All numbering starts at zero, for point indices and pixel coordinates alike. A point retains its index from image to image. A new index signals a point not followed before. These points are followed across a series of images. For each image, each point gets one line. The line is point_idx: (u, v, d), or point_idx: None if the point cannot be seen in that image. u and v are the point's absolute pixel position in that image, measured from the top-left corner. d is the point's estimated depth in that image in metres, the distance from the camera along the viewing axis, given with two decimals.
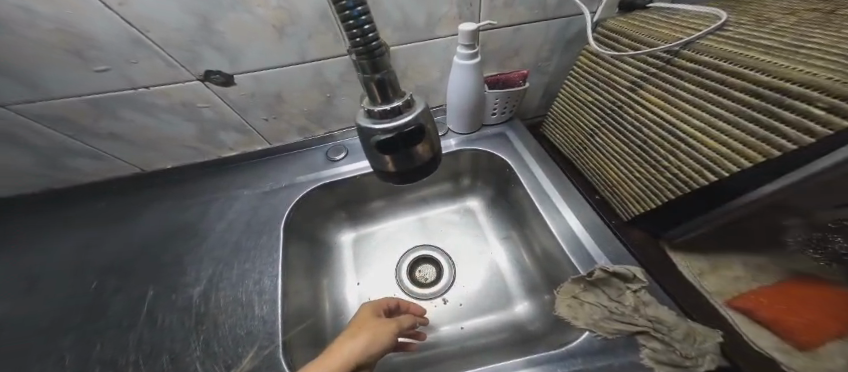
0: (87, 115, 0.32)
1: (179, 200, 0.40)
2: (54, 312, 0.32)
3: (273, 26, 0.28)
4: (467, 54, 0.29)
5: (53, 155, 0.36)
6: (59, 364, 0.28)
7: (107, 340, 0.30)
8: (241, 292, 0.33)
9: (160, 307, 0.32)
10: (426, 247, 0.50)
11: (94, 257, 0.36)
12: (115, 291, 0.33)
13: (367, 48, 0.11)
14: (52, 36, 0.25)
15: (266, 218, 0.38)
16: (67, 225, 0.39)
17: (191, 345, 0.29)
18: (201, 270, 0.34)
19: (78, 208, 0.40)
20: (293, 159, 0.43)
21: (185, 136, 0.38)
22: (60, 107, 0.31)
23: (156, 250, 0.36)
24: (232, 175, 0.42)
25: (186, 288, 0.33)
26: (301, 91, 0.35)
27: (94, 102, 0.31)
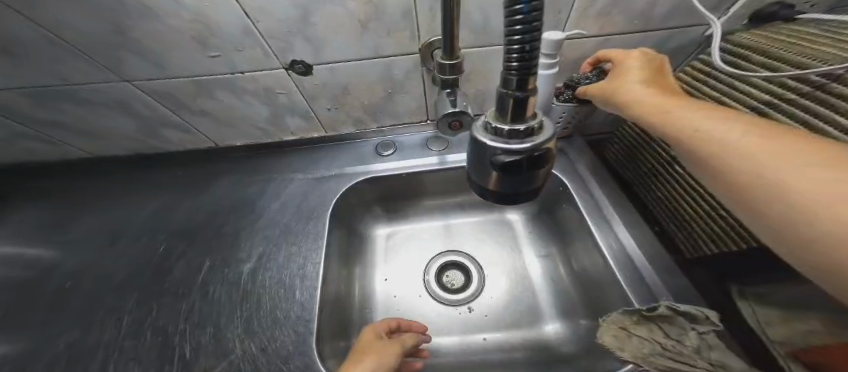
0: (190, 92, 0.34)
1: (237, 176, 0.42)
2: (117, 269, 0.34)
3: (360, 20, 0.28)
4: (548, 63, 0.28)
5: (153, 124, 0.39)
6: (122, 318, 0.30)
7: (162, 304, 0.31)
8: (285, 275, 0.34)
9: (212, 279, 0.33)
10: (457, 252, 0.50)
11: (155, 221, 0.38)
12: (173, 257, 0.35)
13: (523, 64, 0.11)
14: (191, 27, 0.27)
15: (315, 204, 0.39)
16: (135, 188, 0.41)
17: (234, 321, 0.30)
18: (252, 248, 0.35)
19: (148, 174, 0.43)
20: (344, 149, 0.44)
21: (260, 119, 0.39)
22: (172, 86, 0.33)
23: (211, 222, 0.37)
24: (288, 158, 0.43)
25: (237, 264, 0.34)
26: (366, 84, 0.36)
27: (198, 83, 0.33)
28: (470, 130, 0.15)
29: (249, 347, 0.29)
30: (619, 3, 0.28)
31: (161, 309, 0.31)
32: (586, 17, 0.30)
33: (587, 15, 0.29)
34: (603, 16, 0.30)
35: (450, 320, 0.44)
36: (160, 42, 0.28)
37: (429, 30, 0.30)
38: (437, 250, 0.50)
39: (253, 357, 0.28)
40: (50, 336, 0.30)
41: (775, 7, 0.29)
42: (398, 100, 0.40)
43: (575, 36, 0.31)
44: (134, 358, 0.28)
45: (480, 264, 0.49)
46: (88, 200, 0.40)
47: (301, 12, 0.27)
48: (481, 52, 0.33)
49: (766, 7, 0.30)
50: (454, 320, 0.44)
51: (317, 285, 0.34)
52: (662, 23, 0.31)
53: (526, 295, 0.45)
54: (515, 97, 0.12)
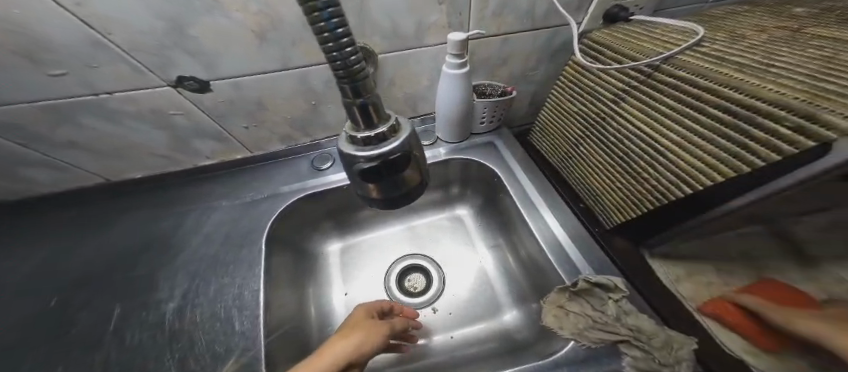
0: (42, 122, 0.30)
1: (152, 210, 0.37)
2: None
3: (253, 31, 0.27)
4: (456, 63, 0.29)
5: (7, 165, 0.34)
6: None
7: (73, 361, 0.27)
8: (220, 307, 0.31)
9: (129, 325, 0.29)
10: (416, 256, 0.50)
11: (45, 275, 0.32)
12: (71, 313, 0.30)
13: (349, 71, 0.10)
14: (6, 40, 0.23)
15: (246, 231, 0.36)
16: (13, 241, 0.35)
17: (167, 363, 0.27)
18: (174, 285, 0.32)
19: (31, 222, 0.37)
20: (276, 168, 0.42)
21: (158, 144, 0.36)
22: (14, 113, 0.28)
23: (119, 267, 0.33)
24: (210, 184, 0.40)
25: (160, 304, 0.31)
26: (283, 98, 0.34)
27: (50, 108, 0.28)
28: (338, 142, 0.14)
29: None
30: (508, 3, 0.30)
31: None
32: (486, 17, 0.31)
33: (486, 14, 0.30)
34: (499, 16, 0.31)
35: None
36: None
37: None
38: (395, 257, 0.50)
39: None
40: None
41: (617, 9, 0.34)
42: (326, 110, 0.38)
43: (477, 35, 0.32)
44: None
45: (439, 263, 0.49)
46: None
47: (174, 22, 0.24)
48: (401, 54, 0.32)
49: (610, 8, 0.34)
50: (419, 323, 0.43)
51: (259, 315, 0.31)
52: (555, 21, 0.34)
53: (483, 287, 0.46)
54: (358, 105, 0.11)
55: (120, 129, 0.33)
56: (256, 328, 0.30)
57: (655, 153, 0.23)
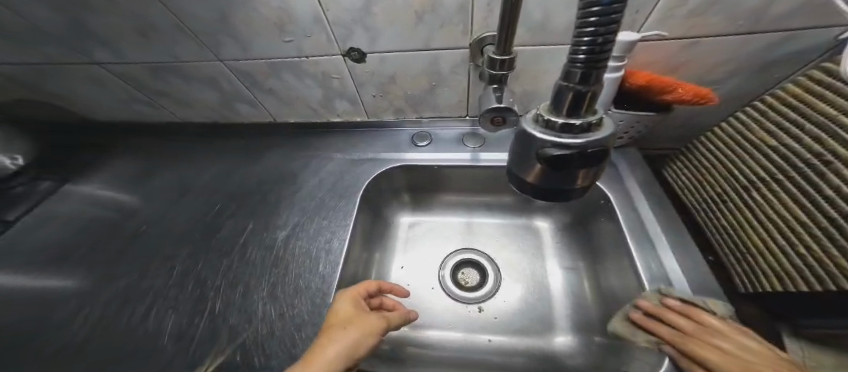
0: (261, 73, 0.40)
1: (291, 151, 0.49)
2: (182, 224, 0.43)
3: (416, 11, 0.30)
4: (614, 67, 0.27)
5: (227, 99, 0.46)
6: (184, 263, 0.39)
7: (206, 261, 0.39)
8: (314, 246, 0.39)
9: (253, 241, 0.40)
10: (470, 251, 0.50)
11: (221, 184, 0.47)
12: (229, 215, 0.43)
13: (590, 57, 0.11)
14: (274, 14, 0.32)
15: (349, 184, 0.44)
16: (213, 152, 0.52)
17: (262, 284, 0.36)
18: (289, 217, 0.42)
19: (224, 142, 0.53)
20: (382, 136, 0.49)
21: (315, 100, 0.44)
22: (246, 65, 0.39)
23: (262, 190, 0.45)
24: (334, 139, 0.50)
25: (275, 231, 0.40)
26: (412, 75, 0.38)
27: (269, 65, 0.38)
28: (522, 121, 0.16)
29: (273, 309, 0.33)
30: (708, 5, 0.27)
31: (209, 265, 0.38)
32: (667, 18, 0.29)
33: (675, 15, 0.28)
34: (694, 17, 0.28)
35: (457, 316, 0.44)
36: (247, 27, 0.33)
37: (482, 27, 0.31)
38: (452, 248, 0.51)
39: (266, 328, 0.32)
40: (115, 276, 0.39)
41: None
42: (441, 93, 0.41)
43: (651, 37, 0.30)
44: (173, 306, 0.35)
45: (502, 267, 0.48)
46: (180, 160, 0.51)
47: (364, 6, 0.30)
48: (542, 50, 0.32)
49: None
50: (462, 318, 0.44)
51: (338, 257, 0.38)
52: (744, 32, 0.29)
53: (544, 308, 0.43)
54: (575, 90, 0.12)
55: (299, 86, 0.41)
56: (327, 277, 0.36)
57: (837, 203, 0.22)
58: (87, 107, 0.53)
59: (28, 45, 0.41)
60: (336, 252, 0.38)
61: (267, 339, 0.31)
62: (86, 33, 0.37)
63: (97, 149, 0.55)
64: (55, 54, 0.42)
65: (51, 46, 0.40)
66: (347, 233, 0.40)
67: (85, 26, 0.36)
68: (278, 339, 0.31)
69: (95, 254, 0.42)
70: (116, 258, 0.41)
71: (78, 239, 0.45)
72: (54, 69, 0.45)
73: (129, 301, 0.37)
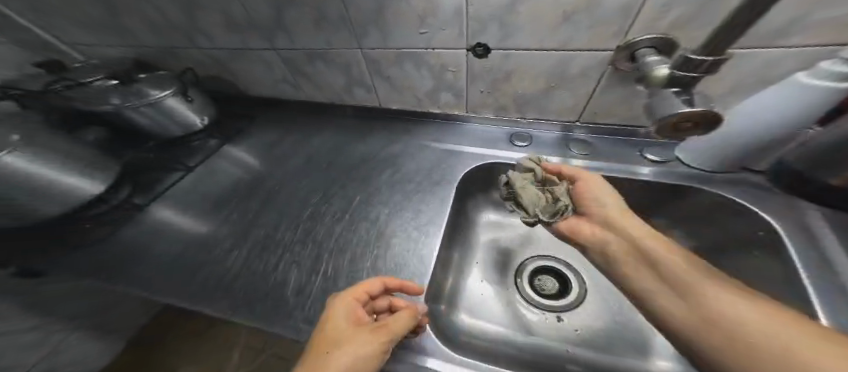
0: (388, 61, 0.50)
1: (400, 139, 0.61)
2: (319, 185, 0.57)
3: (567, 10, 0.32)
4: (838, 75, 0.28)
5: (356, 80, 0.58)
6: (321, 211, 0.52)
7: (333, 213, 0.51)
8: (418, 213, 0.48)
9: (370, 203, 0.51)
10: (545, 260, 0.55)
11: (350, 161, 0.60)
12: (352, 185, 0.55)
13: None
14: (421, 8, 0.39)
15: (445, 173, 0.52)
16: (341, 134, 0.66)
17: (367, 255, 0.45)
18: (393, 195, 0.52)
19: (348, 125, 0.67)
20: (478, 133, 0.56)
21: (424, 89, 0.53)
22: (380, 53, 0.49)
23: (377, 169, 0.57)
24: (435, 132, 0.59)
25: (385, 197, 0.52)
26: (534, 74, 0.41)
27: (398, 54, 0.47)
28: None
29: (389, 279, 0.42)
30: None
31: (332, 233, 0.49)
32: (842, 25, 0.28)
33: None
34: None
35: (537, 320, 0.47)
36: (395, 19, 0.42)
37: (643, 28, 0.31)
38: (527, 256, 0.55)
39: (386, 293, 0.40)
40: (273, 214, 0.54)
41: None
42: (556, 95, 0.43)
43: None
44: (296, 262, 0.45)
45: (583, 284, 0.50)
46: (318, 137, 0.67)
47: (511, 6, 0.33)
48: (745, 51, 0.34)
49: None
50: (541, 324, 0.46)
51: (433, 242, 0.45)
52: None
53: (637, 331, 0.44)
54: None
55: (415, 75, 0.49)
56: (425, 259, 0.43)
57: None
58: (257, 85, 0.72)
59: (235, 34, 0.57)
60: (429, 238, 0.45)
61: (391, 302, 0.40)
62: (278, 27, 0.51)
63: (248, 117, 0.78)
64: (250, 42, 0.58)
65: (250, 36, 0.56)
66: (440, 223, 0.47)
67: (279, 18, 0.50)
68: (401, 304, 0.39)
69: (251, 192, 0.60)
70: (274, 203, 0.57)
71: (246, 188, 0.61)
72: (242, 54, 0.62)
73: (272, 245, 0.49)
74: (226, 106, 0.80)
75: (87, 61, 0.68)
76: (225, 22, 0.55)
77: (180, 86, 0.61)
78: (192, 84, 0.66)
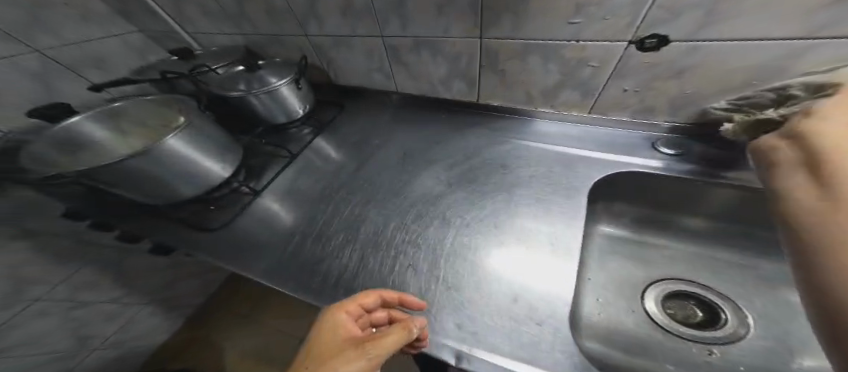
0: (520, 53, 0.53)
1: (508, 138, 0.65)
2: (431, 180, 0.63)
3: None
4: None
5: (475, 71, 0.63)
6: (442, 201, 0.58)
7: (451, 202, 0.58)
8: (538, 209, 0.52)
9: (488, 199, 0.56)
10: (684, 290, 0.52)
11: (462, 159, 0.65)
12: (468, 183, 0.60)
13: None
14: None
15: (561, 182, 0.55)
16: (450, 134, 0.71)
17: (482, 271, 0.47)
18: (503, 199, 0.56)
19: (453, 124, 0.73)
20: (601, 138, 0.58)
21: (550, 83, 0.55)
22: (514, 44, 0.53)
23: (490, 168, 0.61)
24: (550, 137, 0.62)
25: (501, 190, 0.57)
26: (727, 69, 0.40)
27: (533, 45, 0.51)
28: None
29: (536, 292, 0.43)
30: None
31: (466, 239, 0.52)
32: None
33: None
34: None
35: (683, 348, 0.45)
36: (546, 7, 0.45)
37: None
38: (661, 282, 0.53)
39: (530, 305, 0.41)
40: (394, 200, 0.61)
41: None
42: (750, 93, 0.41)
43: None
44: (411, 266, 0.49)
45: (738, 316, 0.48)
46: (424, 134, 0.73)
47: None
48: None
49: None
50: (689, 354, 0.44)
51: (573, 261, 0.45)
52: None
53: None
54: None
55: (542, 68, 0.53)
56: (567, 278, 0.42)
57: None
58: (371, 81, 0.82)
59: (350, 21, 0.67)
60: (565, 255, 0.46)
61: (539, 317, 0.40)
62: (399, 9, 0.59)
63: (338, 108, 0.87)
64: (361, 29, 0.68)
65: (364, 24, 0.66)
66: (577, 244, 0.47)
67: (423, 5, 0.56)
68: (547, 322, 0.39)
69: (356, 173, 0.69)
70: (392, 193, 0.62)
71: (360, 179, 0.67)
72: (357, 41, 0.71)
73: (395, 236, 0.54)
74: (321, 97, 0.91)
75: (208, 50, 0.76)
76: (344, 8, 0.64)
77: (292, 76, 0.65)
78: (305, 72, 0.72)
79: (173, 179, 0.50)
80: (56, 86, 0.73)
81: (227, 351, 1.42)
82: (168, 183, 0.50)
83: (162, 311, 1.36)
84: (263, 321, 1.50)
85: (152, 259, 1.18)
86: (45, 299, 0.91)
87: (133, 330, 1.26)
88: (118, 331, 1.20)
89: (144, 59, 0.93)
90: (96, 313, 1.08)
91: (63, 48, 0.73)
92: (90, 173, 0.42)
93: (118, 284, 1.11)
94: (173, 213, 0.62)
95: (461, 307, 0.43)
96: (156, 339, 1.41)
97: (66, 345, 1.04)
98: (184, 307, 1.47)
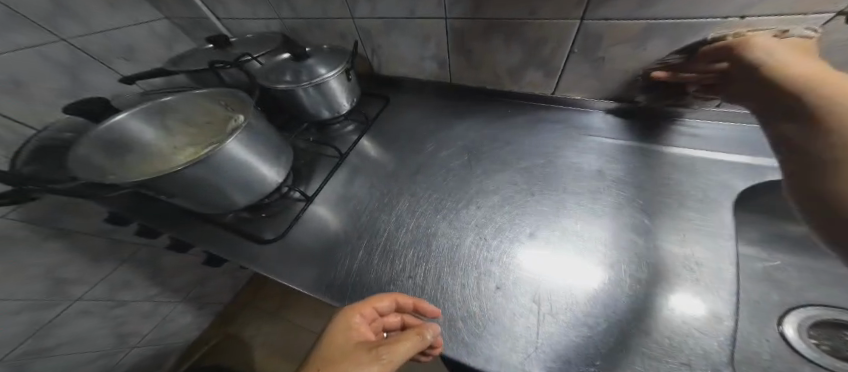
0: (635, 34, 0.44)
1: (597, 136, 0.57)
2: (508, 184, 0.55)
3: None
4: None
5: (561, 59, 0.53)
6: (529, 208, 0.50)
7: (539, 209, 0.50)
8: (657, 224, 0.44)
9: (587, 209, 0.48)
10: (831, 321, 0.44)
11: (543, 160, 0.57)
12: (557, 189, 0.52)
13: None
14: None
15: (678, 190, 0.46)
16: (523, 131, 0.63)
17: (597, 300, 0.38)
18: (603, 207, 0.47)
19: (525, 118, 0.65)
20: (728, 135, 0.49)
21: None
22: (629, 25, 0.43)
23: (580, 171, 0.53)
24: (657, 134, 0.53)
25: (602, 199, 0.48)
26: None
27: (659, 25, 0.41)
28: None
29: (679, 333, 0.34)
30: None
31: (560, 256, 0.44)
32: None
33: None
34: None
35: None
36: None
37: None
38: (798, 310, 0.46)
39: (671, 347, 0.33)
40: (467, 207, 0.53)
41: None
42: None
43: None
44: (501, 289, 0.42)
45: None
46: (491, 131, 0.65)
47: None
48: None
49: None
50: None
51: (722, 293, 0.36)
52: None
53: None
54: None
55: (665, 53, 0.44)
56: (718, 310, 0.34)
57: None
58: (423, 70, 0.73)
59: (408, 2, 0.56)
60: (707, 284, 0.37)
61: (691, 362, 0.32)
62: None
63: (385, 101, 0.79)
64: (421, 11, 0.57)
65: (425, 4, 0.55)
66: (718, 269, 0.38)
67: None
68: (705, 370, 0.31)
69: (416, 176, 0.61)
70: (464, 199, 0.55)
71: (422, 181, 0.60)
72: (414, 26, 0.61)
73: (475, 252, 0.47)
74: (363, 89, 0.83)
75: (243, 38, 0.68)
76: None
77: (344, 64, 0.56)
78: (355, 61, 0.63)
79: (227, 186, 0.43)
80: (87, 79, 0.68)
81: (256, 348, 1.40)
82: (223, 190, 0.44)
83: (195, 308, 1.35)
84: (291, 318, 1.48)
85: (185, 257, 1.16)
86: (85, 299, 0.89)
87: (168, 327, 1.26)
88: (154, 329, 1.19)
89: (171, 49, 0.86)
90: (134, 311, 1.06)
91: (90, 37, 0.66)
92: (147, 184, 0.36)
93: (153, 283, 1.09)
94: (216, 218, 0.56)
95: (577, 343, 0.35)
96: (188, 335, 1.41)
97: (108, 342, 1.04)
98: (214, 304, 1.45)
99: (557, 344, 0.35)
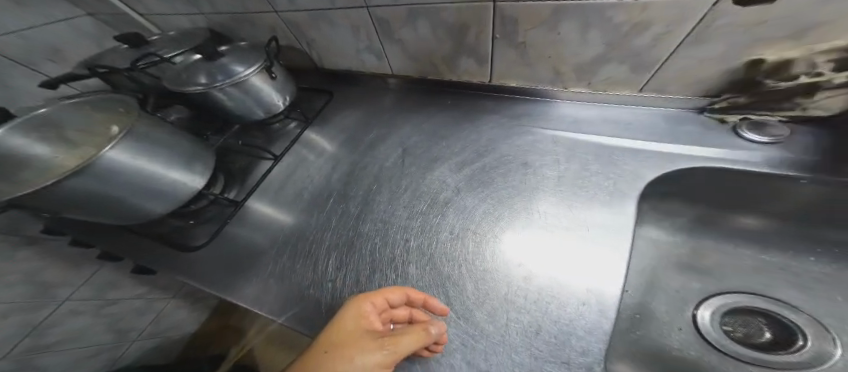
0: (545, 18, 0.41)
1: (530, 126, 0.54)
2: (436, 181, 0.54)
3: None
4: None
5: (485, 47, 0.50)
6: (451, 205, 0.50)
7: (457, 207, 0.49)
8: (569, 218, 0.42)
9: (505, 203, 0.47)
10: (753, 309, 0.44)
11: (472, 154, 0.55)
12: (483, 184, 0.51)
13: None
14: None
15: (593, 182, 0.44)
16: (457, 123, 0.61)
17: (498, 303, 0.38)
18: (521, 203, 0.46)
19: (462, 110, 0.62)
20: (652, 120, 0.47)
21: (584, 56, 0.44)
22: (535, 8, 0.40)
23: (502, 167, 0.51)
24: (584, 122, 0.51)
25: (522, 193, 0.47)
26: None
27: (564, 8, 0.38)
28: None
29: (569, 327, 0.34)
30: None
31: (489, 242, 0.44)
32: None
33: None
34: None
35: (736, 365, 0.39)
36: None
37: None
38: (726, 297, 0.46)
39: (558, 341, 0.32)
40: (393, 206, 0.52)
41: None
42: None
43: None
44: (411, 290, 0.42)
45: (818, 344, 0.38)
46: (428, 124, 0.63)
47: None
48: None
49: None
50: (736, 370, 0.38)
51: (614, 289, 0.35)
52: None
53: None
54: None
55: (578, 37, 0.41)
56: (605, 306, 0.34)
57: None
58: (361, 63, 0.70)
59: None
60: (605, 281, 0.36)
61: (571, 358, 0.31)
62: None
63: (328, 95, 0.76)
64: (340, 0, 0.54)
65: None
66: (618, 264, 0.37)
67: None
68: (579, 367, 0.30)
69: (352, 174, 0.60)
70: (393, 198, 0.54)
71: (353, 179, 0.59)
72: (339, 18, 0.58)
73: (396, 253, 0.46)
74: (306, 83, 0.80)
75: (164, 35, 0.64)
76: None
77: (262, 61, 0.54)
78: (277, 56, 0.60)
79: (131, 198, 0.42)
80: None
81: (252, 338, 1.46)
82: (131, 203, 0.42)
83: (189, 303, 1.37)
84: None
85: None
86: (73, 300, 0.90)
87: (168, 320, 1.30)
88: (153, 322, 1.23)
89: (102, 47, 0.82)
90: (126, 308, 1.08)
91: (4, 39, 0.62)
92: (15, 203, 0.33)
93: (140, 283, 1.09)
94: (141, 228, 0.56)
95: (473, 341, 0.35)
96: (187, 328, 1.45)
97: (107, 337, 1.09)
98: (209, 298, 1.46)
99: (454, 343, 0.35)
